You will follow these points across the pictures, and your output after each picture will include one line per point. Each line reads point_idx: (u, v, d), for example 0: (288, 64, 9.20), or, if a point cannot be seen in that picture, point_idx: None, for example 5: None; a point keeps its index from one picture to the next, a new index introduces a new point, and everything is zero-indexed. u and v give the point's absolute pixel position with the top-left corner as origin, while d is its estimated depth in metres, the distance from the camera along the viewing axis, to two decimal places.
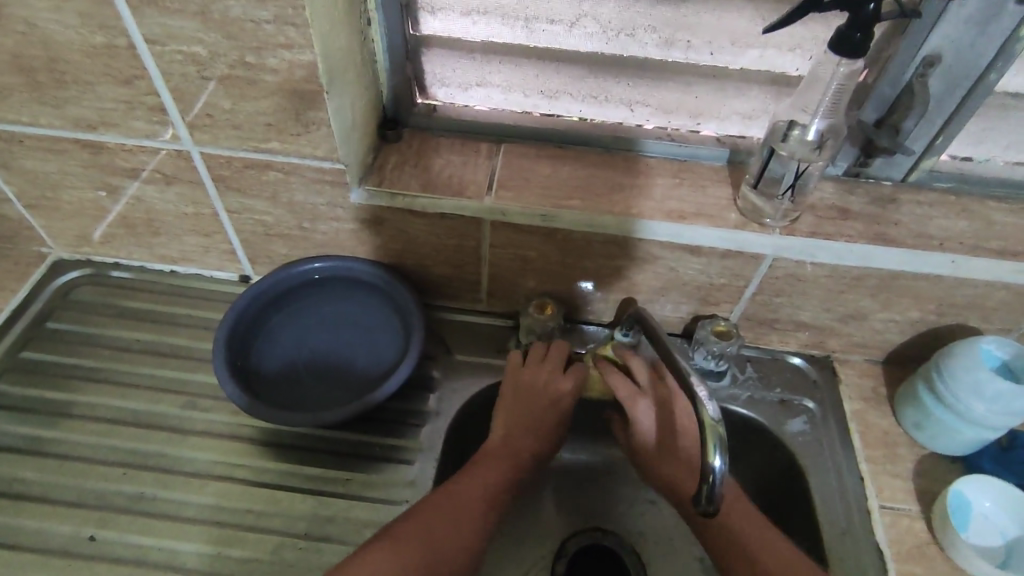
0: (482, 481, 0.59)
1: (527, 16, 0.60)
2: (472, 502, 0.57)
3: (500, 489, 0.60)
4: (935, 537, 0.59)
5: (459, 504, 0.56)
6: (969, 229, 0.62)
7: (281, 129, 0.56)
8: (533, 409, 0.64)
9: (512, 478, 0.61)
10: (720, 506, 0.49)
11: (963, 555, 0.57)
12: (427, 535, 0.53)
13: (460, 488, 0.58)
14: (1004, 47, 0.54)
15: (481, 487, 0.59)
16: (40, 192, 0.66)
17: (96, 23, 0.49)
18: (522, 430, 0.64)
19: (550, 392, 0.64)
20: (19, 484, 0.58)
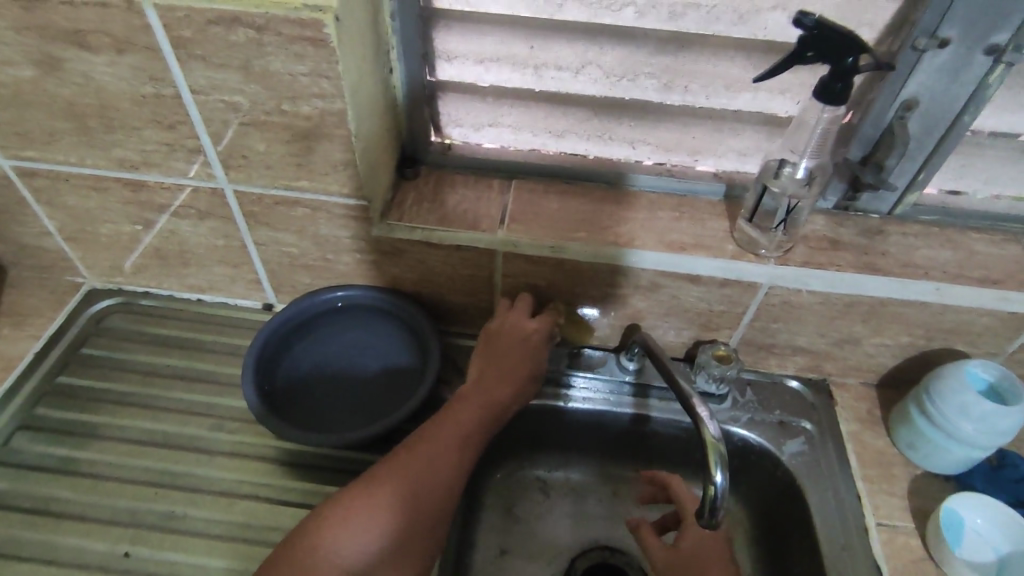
0: (454, 425, 0.61)
1: (536, 63, 0.65)
2: (441, 447, 0.59)
3: (473, 431, 0.61)
4: (930, 552, 0.62)
5: (426, 451, 0.58)
6: (952, 258, 0.66)
7: (311, 169, 0.60)
8: (507, 358, 0.66)
9: (478, 426, 0.62)
10: (722, 517, 0.54)
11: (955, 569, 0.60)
12: (396, 485, 0.56)
13: (428, 435, 0.60)
14: (976, 92, 0.58)
15: (452, 430, 0.61)
16: (80, 226, 0.71)
17: (146, 75, 0.54)
18: (496, 380, 0.65)
19: (516, 334, 0.67)
20: (55, 503, 0.61)
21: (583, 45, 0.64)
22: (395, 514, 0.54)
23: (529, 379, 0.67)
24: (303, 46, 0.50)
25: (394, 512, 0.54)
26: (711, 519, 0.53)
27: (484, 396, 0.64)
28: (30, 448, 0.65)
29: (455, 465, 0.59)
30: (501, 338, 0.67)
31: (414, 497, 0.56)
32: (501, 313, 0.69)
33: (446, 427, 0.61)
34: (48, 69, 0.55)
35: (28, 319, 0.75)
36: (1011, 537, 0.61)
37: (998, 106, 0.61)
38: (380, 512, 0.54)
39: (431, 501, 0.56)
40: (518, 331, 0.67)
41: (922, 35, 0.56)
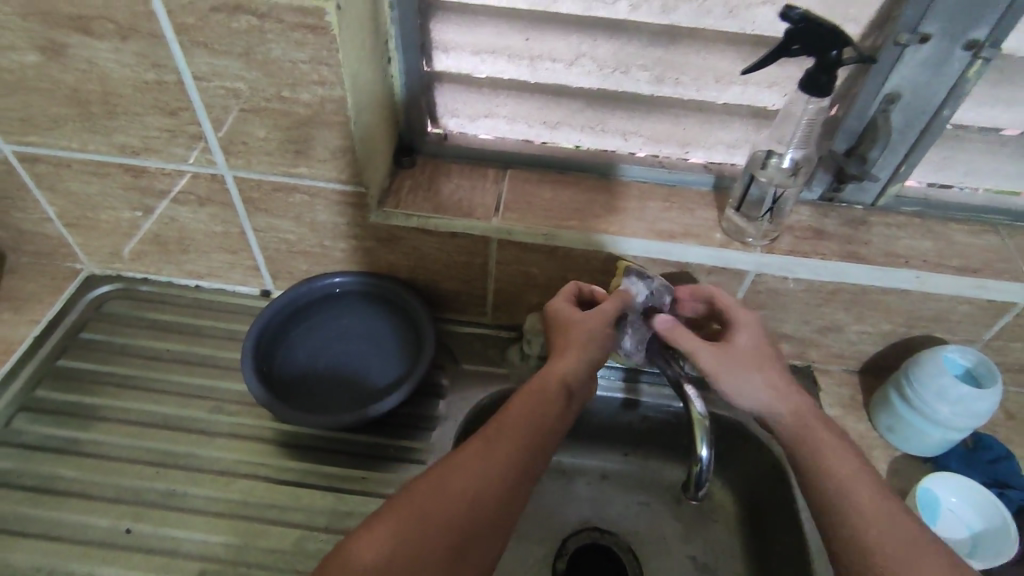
0: (516, 432, 0.55)
1: (531, 55, 0.67)
2: (503, 438, 0.54)
3: (539, 421, 0.56)
4: None
5: (488, 444, 0.53)
6: (932, 248, 0.68)
7: (310, 156, 0.62)
8: (575, 339, 0.62)
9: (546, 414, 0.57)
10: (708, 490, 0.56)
11: None
12: (446, 481, 0.50)
13: (488, 434, 0.54)
14: (956, 86, 0.61)
15: (516, 420, 0.56)
16: (81, 212, 0.72)
17: (149, 62, 0.56)
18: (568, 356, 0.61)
19: (568, 314, 0.63)
20: (58, 482, 0.63)
21: (577, 37, 0.65)
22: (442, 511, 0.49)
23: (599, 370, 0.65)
24: (304, 34, 0.52)
25: (442, 508, 0.49)
26: (698, 492, 0.55)
27: (548, 391, 0.58)
28: (30, 428, 0.66)
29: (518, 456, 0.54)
30: (588, 316, 0.62)
31: (471, 494, 0.50)
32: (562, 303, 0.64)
33: (506, 424, 0.55)
34: (51, 55, 0.56)
35: (27, 304, 0.76)
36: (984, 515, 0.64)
37: (976, 100, 0.63)
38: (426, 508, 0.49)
39: (489, 495, 0.51)
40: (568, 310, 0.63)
41: (904, 30, 0.58)
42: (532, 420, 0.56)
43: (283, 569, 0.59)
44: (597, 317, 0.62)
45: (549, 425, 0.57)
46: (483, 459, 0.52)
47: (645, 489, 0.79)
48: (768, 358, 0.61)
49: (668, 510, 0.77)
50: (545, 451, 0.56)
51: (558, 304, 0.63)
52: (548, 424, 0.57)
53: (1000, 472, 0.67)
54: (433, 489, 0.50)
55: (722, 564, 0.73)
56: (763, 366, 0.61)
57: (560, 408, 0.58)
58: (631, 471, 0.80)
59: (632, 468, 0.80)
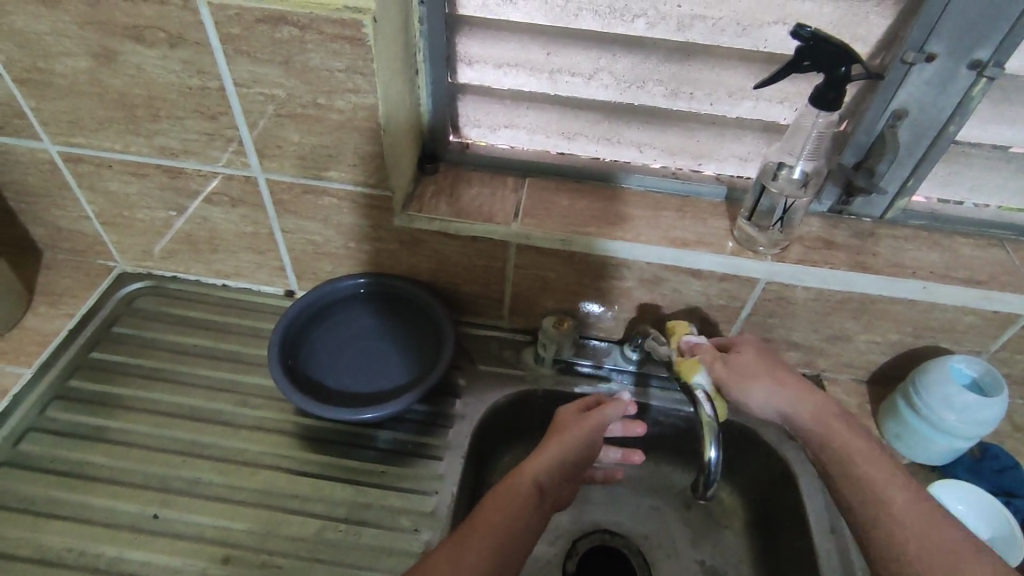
0: (490, 533, 0.52)
1: (552, 69, 0.70)
2: (482, 539, 0.52)
3: (517, 520, 0.54)
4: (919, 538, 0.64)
5: (466, 544, 0.51)
6: (939, 260, 0.70)
7: (341, 161, 0.65)
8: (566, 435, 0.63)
9: (525, 513, 0.55)
10: (716, 490, 0.58)
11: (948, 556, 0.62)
12: None
13: (465, 532, 0.52)
14: (962, 104, 0.63)
15: (494, 520, 0.53)
16: (118, 211, 0.75)
17: (193, 68, 0.59)
18: (551, 454, 0.61)
19: (564, 420, 0.65)
20: (89, 467, 0.65)
21: (596, 52, 0.68)
22: None
23: (580, 469, 0.65)
24: (342, 45, 0.55)
25: None
26: (706, 490, 0.57)
27: (527, 489, 0.57)
28: (64, 416, 0.69)
29: (493, 556, 0.51)
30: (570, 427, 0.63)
31: None
32: (567, 411, 0.66)
33: (485, 523, 0.53)
34: (103, 61, 0.60)
35: (63, 298, 0.79)
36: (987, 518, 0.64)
37: (982, 118, 0.65)
38: None
39: None
40: (568, 416, 0.65)
41: (910, 49, 0.60)
42: (513, 516, 0.54)
43: (303, 557, 0.60)
44: (578, 426, 0.63)
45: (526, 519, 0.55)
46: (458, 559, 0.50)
47: (655, 493, 0.80)
48: (768, 360, 0.64)
49: (677, 514, 0.79)
50: (522, 548, 0.54)
51: (566, 414, 0.66)
52: (523, 524, 0.55)
53: (1007, 482, 0.68)
54: None
55: (730, 567, 0.75)
56: (768, 371, 0.63)
57: (533, 507, 0.56)
58: (641, 475, 0.81)
59: (642, 472, 0.81)
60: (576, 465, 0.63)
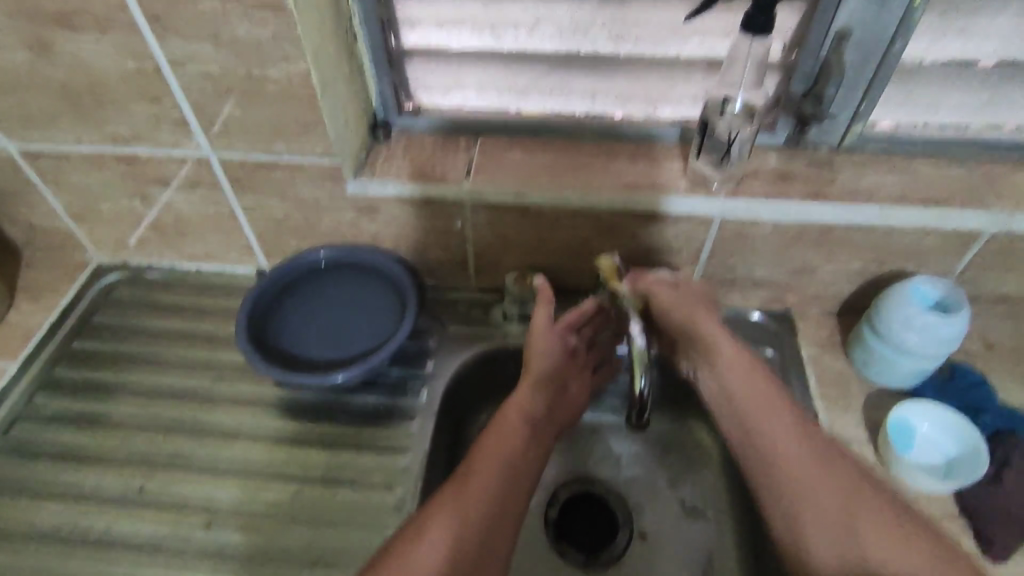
0: (509, 436, 0.62)
1: (493, 24, 0.70)
2: (506, 437, 0.62)
3: (530, 425, 0.64)
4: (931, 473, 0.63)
5: (496, 450, 0.61)
6: (896, 182, 0.69)
7: (286, 132, 0.66)
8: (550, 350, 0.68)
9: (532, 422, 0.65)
10: (649, 418, 0.60)
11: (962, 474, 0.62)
12: (463, 497, 0.56)
13: (486, 440, 0.62)
14: (903, 19, 0.62)
15: (513, 420, 0.64)
16: (85, 204, 0.77)
17: (128, 52, 0.60)
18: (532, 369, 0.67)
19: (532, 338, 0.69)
20: (77, 448, 0.68)
21: (534, 3, 0.68)
22: (476, 523, 0.55)
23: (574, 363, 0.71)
24: (265, 13, 0.55)
25: (471, 516, 0.55)
26: (638, 419, 0.60)
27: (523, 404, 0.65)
28: (50, 403, 0.72)
29: (519, 446, 0.62)
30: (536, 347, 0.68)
31: (494, 497, 0.58)
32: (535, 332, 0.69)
33: (501, 431, 0.63)
34: (41, 52, 0.61)
35: (44, 294, 0.82)
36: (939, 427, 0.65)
37: (927, 33, 0.64)
38: (456, 525, 0.54)
39: (503, 492, 0.59)
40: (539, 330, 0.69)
41: None
42: (523, 424, 0.64)
43: (283, 517, 0.63)
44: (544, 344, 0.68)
45: (522, 452, 0.62)
46: (499, 452, 0.61)
47: (632, 439, 0.81)
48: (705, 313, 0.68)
49: (654, 458, 0.80)
50: (539, 436, 0.65)
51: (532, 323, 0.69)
52: (517, 453, 0.62)
53: (975, 399, 0.68)
54: (448, 514, 0.55)
55: (708, 505, 0.76)
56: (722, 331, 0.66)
57: (524, 434, 0.63)
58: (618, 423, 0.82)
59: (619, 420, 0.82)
60: (556, 377, 0.69)
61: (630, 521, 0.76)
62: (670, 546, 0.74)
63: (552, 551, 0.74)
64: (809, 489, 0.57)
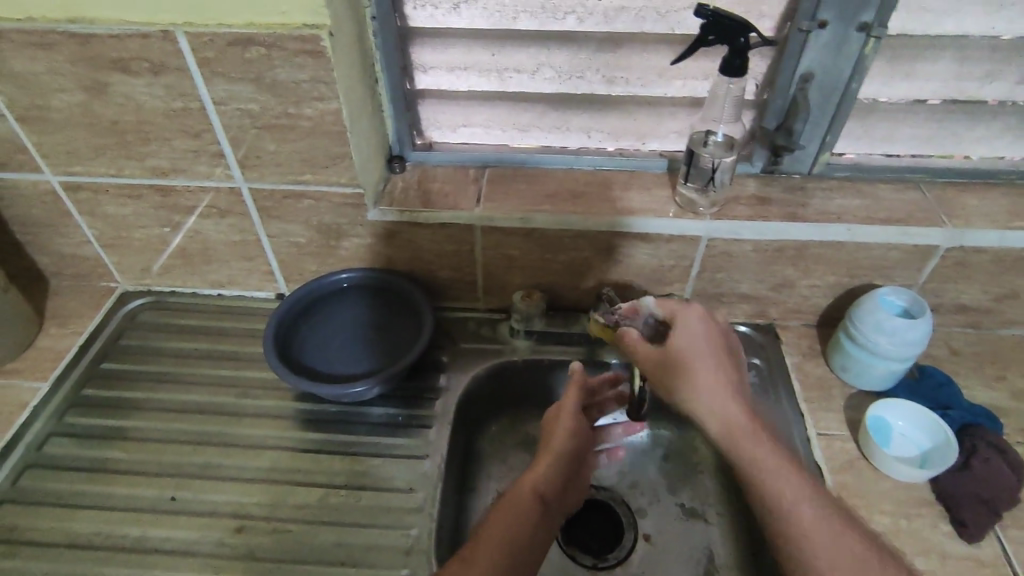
0: (524, 510, 0.63)
1: (499, 68, 0.78)
2: (523, 509, 0.63)
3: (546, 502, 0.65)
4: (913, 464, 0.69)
5: (510, 520, 0.61)
6: (861, 205, 0.78)
7: (315, 164, 0.72)
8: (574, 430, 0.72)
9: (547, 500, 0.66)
10: None
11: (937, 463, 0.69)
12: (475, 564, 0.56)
13: (501, 509, 0.63)
14: (858, 63, 0.71)
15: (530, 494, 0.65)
16: (117, 232, 0.82)
17: (176, 92, 0.66)
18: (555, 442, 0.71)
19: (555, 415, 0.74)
20: (108, 462, 0.71)
21: (536, 50, 0.76)
22: None
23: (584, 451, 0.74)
24: (304, 58, 0.63)
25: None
26: None
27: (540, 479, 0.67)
28: (80, 421, 0.75)
29: (533, 522, 0.62)
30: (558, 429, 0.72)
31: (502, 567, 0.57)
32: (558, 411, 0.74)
33: (516, 502, 0.64)
34: (95, 93, 0.67)
35: (71, 319, 0.86)
36: (910, 424, 0.72)
37: (879, 75, 0.73)
38: None
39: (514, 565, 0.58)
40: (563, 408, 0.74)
41: (804, 19, 0.69)
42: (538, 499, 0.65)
43: (310, 520, 0.66)
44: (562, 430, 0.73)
45: (538, 523, 0.63)
46: (515, 525, 0.61)
47: (633, 449, 0.87)
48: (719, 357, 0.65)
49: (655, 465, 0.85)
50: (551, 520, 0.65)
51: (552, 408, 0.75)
52: (528, 530, 0.62)
53: (942, 397, 0.75)
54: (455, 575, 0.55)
55: (706, 507, 0.81)
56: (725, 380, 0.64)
57: (537, 513, 0.63)
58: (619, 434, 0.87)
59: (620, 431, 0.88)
60: (572, 462, 0.71)
61: (635, 524, 0.80)
62: (673, 545, 0.78)
63: (561, 554, 0.78)
64: (806, 537, 0.56)
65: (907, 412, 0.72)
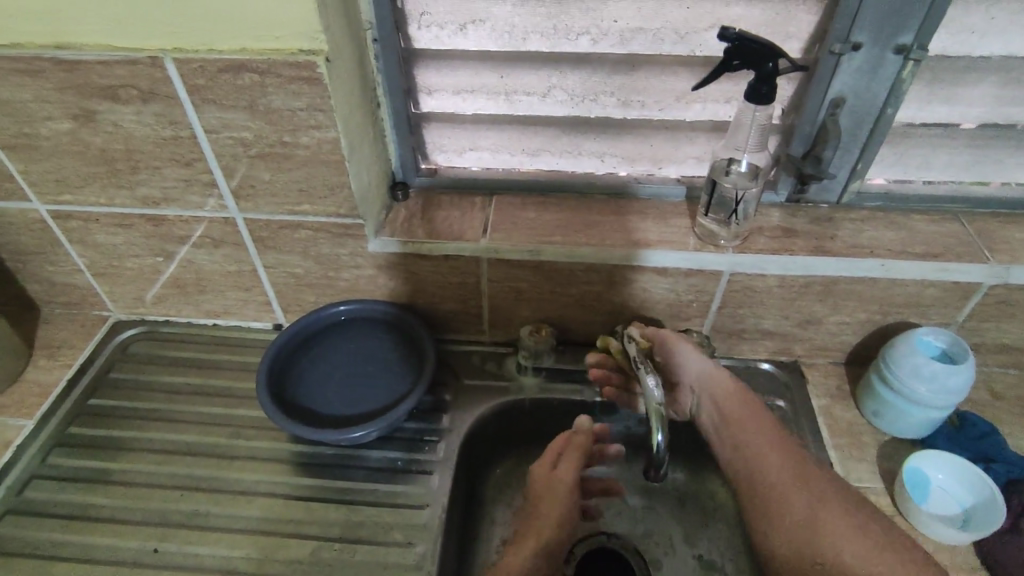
0: None
1: (507, 91, 0.74)
2: None
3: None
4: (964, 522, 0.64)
5: None
6: (895, 237, 0.72)
7: (312, 194, 0.68)
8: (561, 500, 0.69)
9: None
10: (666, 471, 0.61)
11: (987, 512, 0.64)
12: None
13: None
14: (893, 87, 0.66)
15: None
16: (108, 261, 0.79)
17: (166, 120, 0.63)
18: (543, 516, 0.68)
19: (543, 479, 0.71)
20: (92, 509, 0.67)
21: (547, 72, 0.72)
22: None
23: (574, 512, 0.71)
24: (300, 85, 0.59)
25: None
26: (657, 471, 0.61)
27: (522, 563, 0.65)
28: (65, 463, 0.71)
29: None
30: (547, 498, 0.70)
31: None
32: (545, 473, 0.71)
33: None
34: (82, 120, 0.64)
35: (60, 350, 0.82)
36: (948, 473, 0.67)
37: (916, 99, 0.68)
38: None
39: None
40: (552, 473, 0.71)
41: (836, 40, 0.64)
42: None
43: None
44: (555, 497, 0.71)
45: None
46: None
47: (648, 493, 0.81)
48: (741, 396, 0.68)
49: (671, 512, 0.80)
50: None
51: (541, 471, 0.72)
52: None
53: (986, 448, 0.69)
54: None
55: (727, 560, 0.76)
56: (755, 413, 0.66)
57: None
58: (633, 477, 0.82)
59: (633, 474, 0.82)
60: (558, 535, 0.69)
61: None
62: None
63: None
64: (826, 527, 0.55)
65: (941, 460, 0.67)
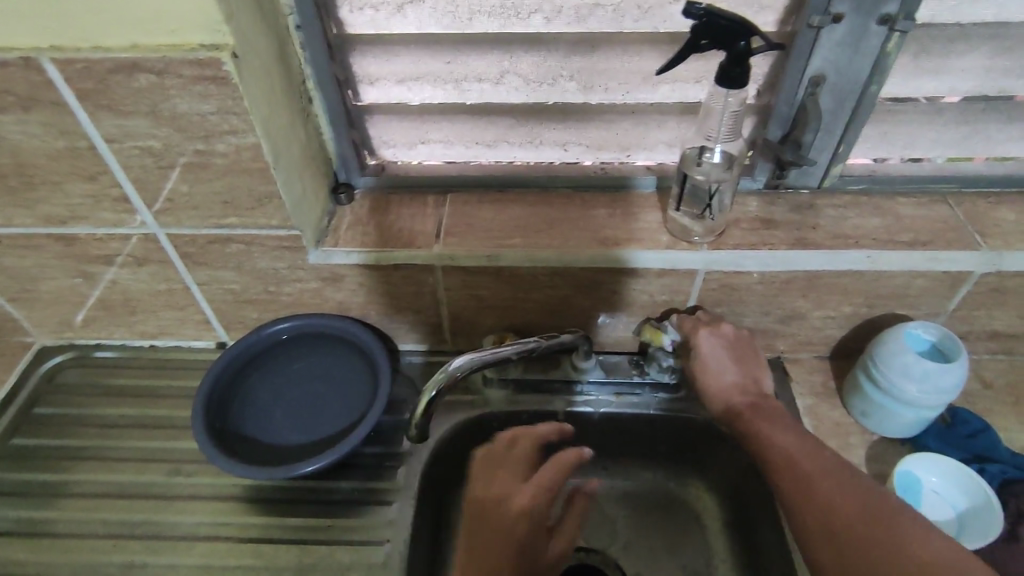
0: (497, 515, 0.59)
1: (455, 78, 0.66)
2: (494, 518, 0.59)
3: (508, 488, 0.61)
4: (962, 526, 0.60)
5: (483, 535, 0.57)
6: (881, 225, 0.67)
7: (238, 206, 0.61)
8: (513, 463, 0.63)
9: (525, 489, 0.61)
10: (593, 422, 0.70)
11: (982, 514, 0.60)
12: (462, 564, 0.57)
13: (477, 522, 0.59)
14: (877, 63, 0.60)
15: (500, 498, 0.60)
16: (21, 286, 0.71)
17: (58, 130, 0.55)
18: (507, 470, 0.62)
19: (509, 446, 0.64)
20: (17, 566, 0.61)
21: (497, 56, 0.65)
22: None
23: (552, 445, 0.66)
24: (206, 86, 0.51)
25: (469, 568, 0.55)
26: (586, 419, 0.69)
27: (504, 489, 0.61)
28: None
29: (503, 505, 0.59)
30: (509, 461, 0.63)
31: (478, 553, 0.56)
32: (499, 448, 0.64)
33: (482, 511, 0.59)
34: None
35: None
36: (939, 474, 0.63)
37: (902, 73, 0.62)
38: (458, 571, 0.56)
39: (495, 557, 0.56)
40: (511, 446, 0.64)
41: (815, 13, 0.57)
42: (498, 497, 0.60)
43: None
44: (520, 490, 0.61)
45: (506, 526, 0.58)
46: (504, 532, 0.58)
47: (628, 503, 0.77)
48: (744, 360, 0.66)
49: (653, 522, 0.76)
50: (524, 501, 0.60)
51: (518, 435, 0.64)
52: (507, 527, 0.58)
53: (979, 445, 0.66)
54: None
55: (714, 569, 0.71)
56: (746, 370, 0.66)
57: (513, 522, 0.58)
58: (613, 486, 0.78)
59: (612, 482, 0.78)
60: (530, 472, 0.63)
61: None
62: None
63: None
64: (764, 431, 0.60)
65: (932, 462, 0.63)
